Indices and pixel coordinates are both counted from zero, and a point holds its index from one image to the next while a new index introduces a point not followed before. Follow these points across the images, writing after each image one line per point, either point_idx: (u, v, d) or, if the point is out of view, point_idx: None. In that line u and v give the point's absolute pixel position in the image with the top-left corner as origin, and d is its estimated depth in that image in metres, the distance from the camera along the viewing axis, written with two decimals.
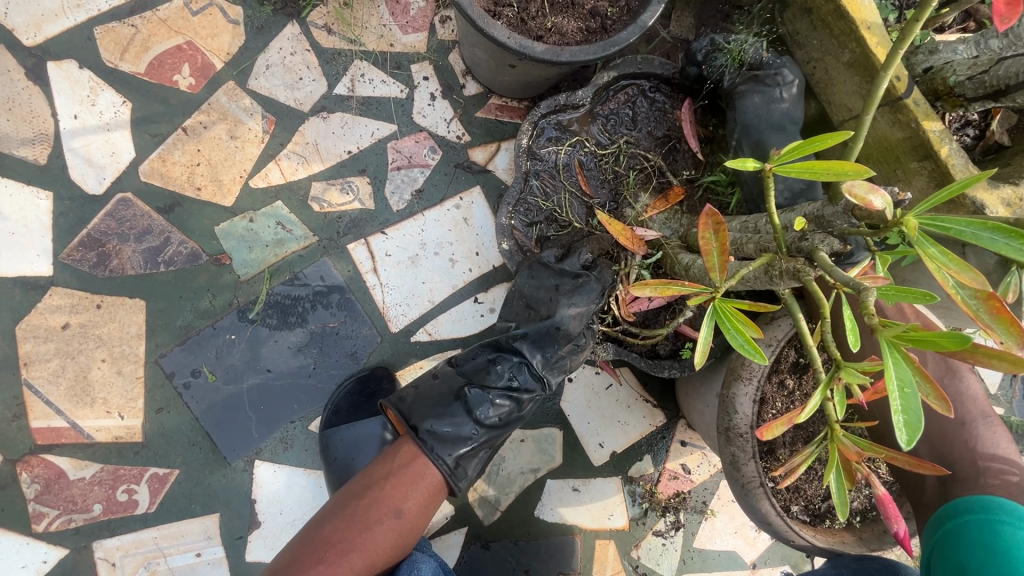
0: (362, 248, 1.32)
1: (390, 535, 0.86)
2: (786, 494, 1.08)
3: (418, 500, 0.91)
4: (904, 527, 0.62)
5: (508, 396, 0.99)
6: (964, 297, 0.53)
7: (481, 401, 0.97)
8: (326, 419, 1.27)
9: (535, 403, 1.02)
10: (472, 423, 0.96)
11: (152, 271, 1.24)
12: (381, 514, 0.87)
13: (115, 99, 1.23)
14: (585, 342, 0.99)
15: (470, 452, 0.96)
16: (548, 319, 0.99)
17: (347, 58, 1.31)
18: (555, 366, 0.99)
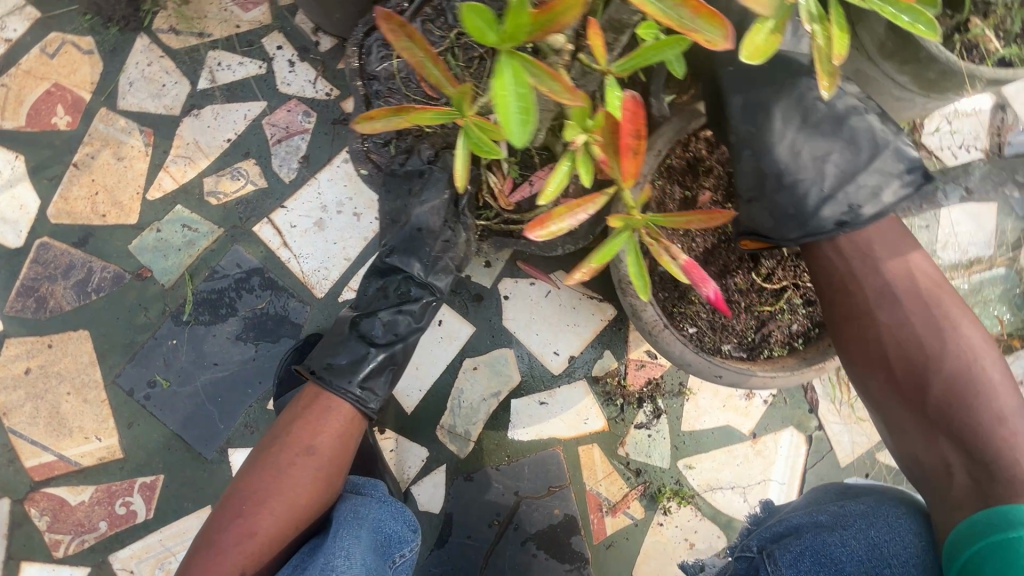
0: (268, 227, 1.36)
1: (305, 474, 0.86)
2: (713, 335, 1.01)
3: (332, 432, 0.91)
4: (713, 289, 0.58)
5: (400, 312, 0.98)
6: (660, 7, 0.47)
7: (374, 323, 0.97)
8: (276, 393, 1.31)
9: (433, 311, 1.02)
10: (370, 346, 0.95)
11: (86, 301, 1.32)
12: (293, 456, 0.88)
13: (8, 156, 1.31)
14: (453, 236, 0.99)
15: (374, 372, 0.94)
16: (409, 224, 1.00)
17: (200, 52, 1.34)
18: (435, 267, 1.00)
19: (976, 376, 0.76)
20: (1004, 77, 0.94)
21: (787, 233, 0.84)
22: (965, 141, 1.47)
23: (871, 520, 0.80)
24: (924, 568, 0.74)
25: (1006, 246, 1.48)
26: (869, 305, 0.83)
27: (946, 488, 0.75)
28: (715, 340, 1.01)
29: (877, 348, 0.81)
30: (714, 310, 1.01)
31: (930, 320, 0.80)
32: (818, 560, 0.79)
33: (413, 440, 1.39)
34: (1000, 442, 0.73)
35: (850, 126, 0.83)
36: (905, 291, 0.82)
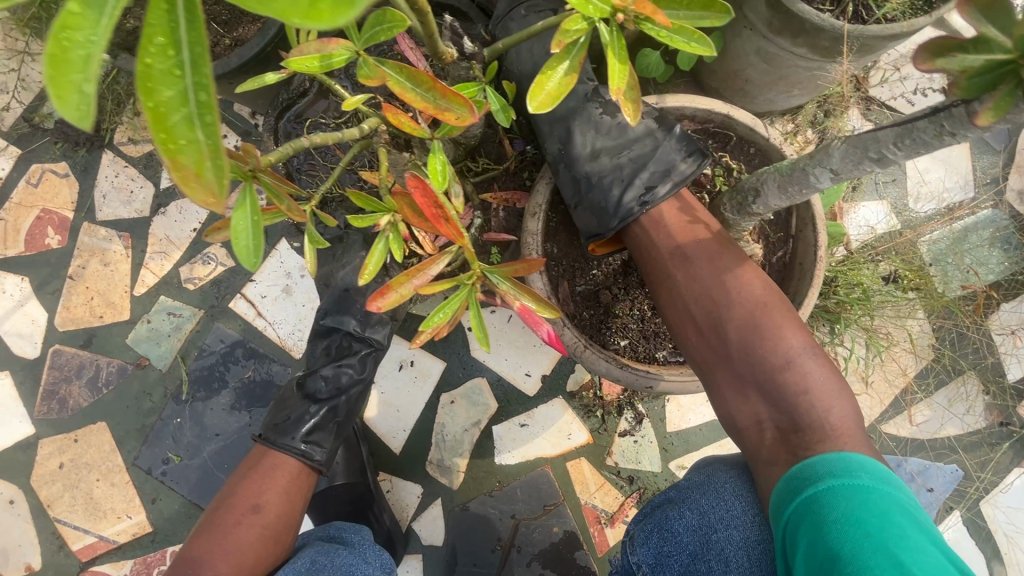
0: (241, 301, 1.46)
1: (252, 530, 0.89)
2: (646, 345, 1.02)
3: (279, 488, 0.96)
4: (549, 328, 0.60)
5: (336, 367, 1.05)
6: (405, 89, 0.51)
7: (317, 380, 1.04)
8: None
9: (374, 362, 1.09)
10: (316, 402, 1.03)
11: (99, 395, 1.47)
12: (240, 515, 0.90)
13: (16, 280, 1.48)
14: (378, 289, 1.05)
15: (316, 428, 1.02)
16: (337, 286, 1.06)
17: (158, 156, 1.47)
18: (369, 321, 1.06)
19: (766, 327, 0.83)
20: (895, 31, 0.89)
21: (604, 226, 0.92)
22: (918, 84, 1.41)
23: (706, 494, 0.97)
24: (739, 530, 0.92)
25: (986, 186, 1.38)
26: (674, 278, 0.89)
27: (761, 442, 0.84)
28: (649, 350, 1.02)
29: (687, 317, 0.89)
30: (642, 319, 1.02)
31: (723, 285, 0.86)
32: (660, 532, 1.00)
33: (405, 478, 1.45)
34: (792, 387, 0.81)
35: (635, 134, 0.94)
36: (697, 256, 0.88)
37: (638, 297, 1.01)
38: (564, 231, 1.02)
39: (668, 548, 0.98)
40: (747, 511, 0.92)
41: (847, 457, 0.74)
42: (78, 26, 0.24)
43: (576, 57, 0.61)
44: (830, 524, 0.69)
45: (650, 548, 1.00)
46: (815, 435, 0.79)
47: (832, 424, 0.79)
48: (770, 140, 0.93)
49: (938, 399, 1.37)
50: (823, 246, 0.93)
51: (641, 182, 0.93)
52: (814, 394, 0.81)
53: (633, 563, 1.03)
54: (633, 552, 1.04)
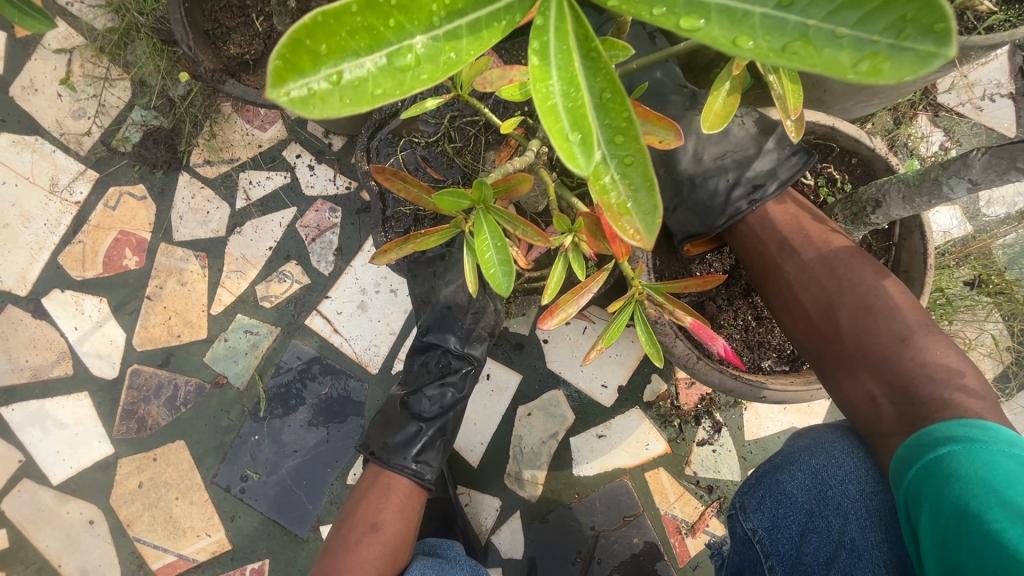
0: (317, 318, 1.48)
1: (375, 548, 0.89)
2: (751, 354, 1.03)
3: (393, 508, 0.95)
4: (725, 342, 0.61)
5: (442, 385, 1.03)
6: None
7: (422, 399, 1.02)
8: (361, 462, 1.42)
9: (474, 379, 1.06)
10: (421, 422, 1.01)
11: (177, 414, 1.48)
12: (361, 533, 0.91)
13: (94, 301, 1.50)
14: (484, 305, 1.02)
15: (426, 447, 0.99)
16: (437, 305, 1.03)
17: (233, 176, 1.49)
18: (470, 338, 1.03)
19: (877, 304, 0.82)
20: (1001, 41, 0.91)
21: (709, 224, 0.95)
22: (985, 91, 1.43)
23: (819, 454, 0.90)
24: (858, 482, 0.86)
25: None
26: (777, 263, 0.91)
27: (876, 421, 0.81)
28: (753, 359, 1.03)
29: (789, 298, 0.90)
30: (746, 329, 1.03)
31: (826, 264, 0.87)
32: (774, 497, 0.94)
33: (484, 491, 1.45)
34: (908, 358, 0.79)
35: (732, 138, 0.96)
36: (807, 246, 0.89)
37: (741, 307, 1.03)
38: (666, 243, 1.03)
39: (784, 511, 0.93)
40: (866, 462, 0.86)
41: (973, 421, 0.71)
42: (542, 78, 0.31)
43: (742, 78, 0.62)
44: (955, 482, 0.67)
45: (765, 514, 0.94)
46: (932, 402, 0.75)
47: (956, 395, 0.74)
48: (876, 150, 0.94)
49: (1018, 402, 1.37)
50: (932, 253, 0.94)
51: (747, 182, 0.95)
52: (935, 364, 0.77)
53: (746, 532, 0.97)
54: (744, 520, 0.98)
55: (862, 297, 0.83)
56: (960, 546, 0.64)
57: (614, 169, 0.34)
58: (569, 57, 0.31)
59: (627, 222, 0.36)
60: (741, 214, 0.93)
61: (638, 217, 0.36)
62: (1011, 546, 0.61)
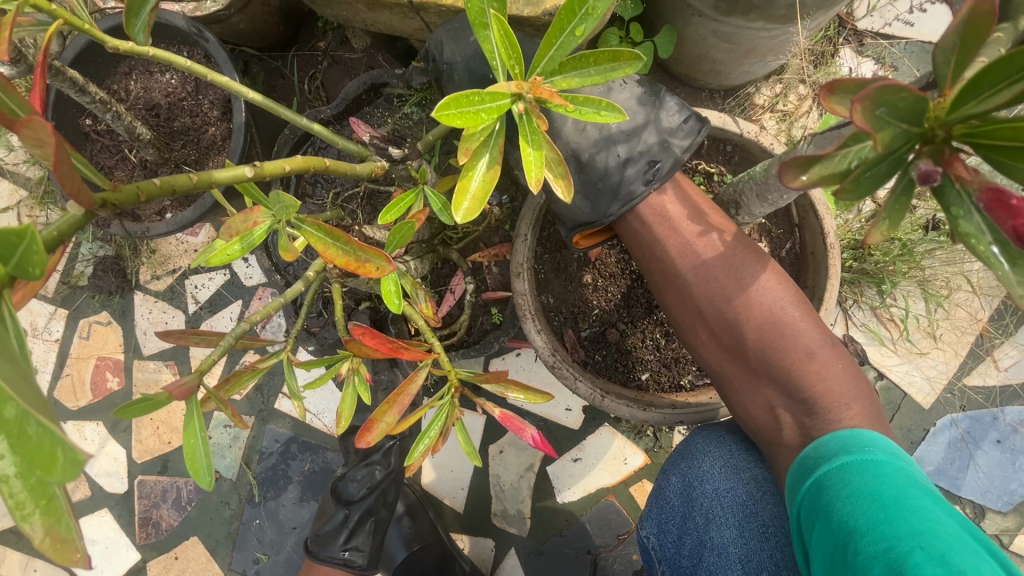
0: (285, 399, 1.53)
1: None
2: (668, 373, 0.97)
3: None
4: (534, 432, 0.58)
5: (366, 467, 1.04)
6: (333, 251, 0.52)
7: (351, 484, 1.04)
8: None
9: (399, 453, 1.07)
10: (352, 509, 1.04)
11: (186, 513, 1.58)
12: None
13: (92, 425, 1.62)
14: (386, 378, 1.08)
15: (351, 535, 1.05)
16: None
17: (180, 284, 1.57)
18: None
19: (783, 317, 0.75)
20: None
21: (601, 213, 0.79)
22: (912, 2, 1.27)
23: (684, 457, 0.98)
24: (712, 480, 0.92)
25: None
26: (673, 270, 0.79)
27: (778, 432, 0.78)
28: (673, 378, 0.97)
29: (692, 312, 0.79)
30: (658, 348, 0.97)
31: (728, 273, 0.76)
32: (658, 502, 1.02)
33: (476, 534, 1.46)
34: (810, 372, 0.74)
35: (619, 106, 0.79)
36: (703, 247, 0.77)
37: (646, 327, 0.97)
38: (555, 278, 0.98)
39: (665, 516, 0.99)
40: (718, 460, 0.93)
41: (859, 432, 0.71)
42: None
43: (494, 149, 0.58)
44: (841, 500, 0.68)
45: (652, 521, 1.01)
46: (828, 416, 0.74)
47: (847, 406, 0.74)
48: (745, 135, 0.85)
49: (1021, 336, 1.24)
50: (831, 232, 0.85)
51: (642, 157, 0.78)
52: (833, 376, 0.74)
53: (643, 540, 1.03)
54: (640, 529, 1.04)
55: (768, 309, 0.75)
56: (848, 564, 0.66)
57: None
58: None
59: None
60: (637, 197, 0.78)
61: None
62: (895, 560, 0.62)
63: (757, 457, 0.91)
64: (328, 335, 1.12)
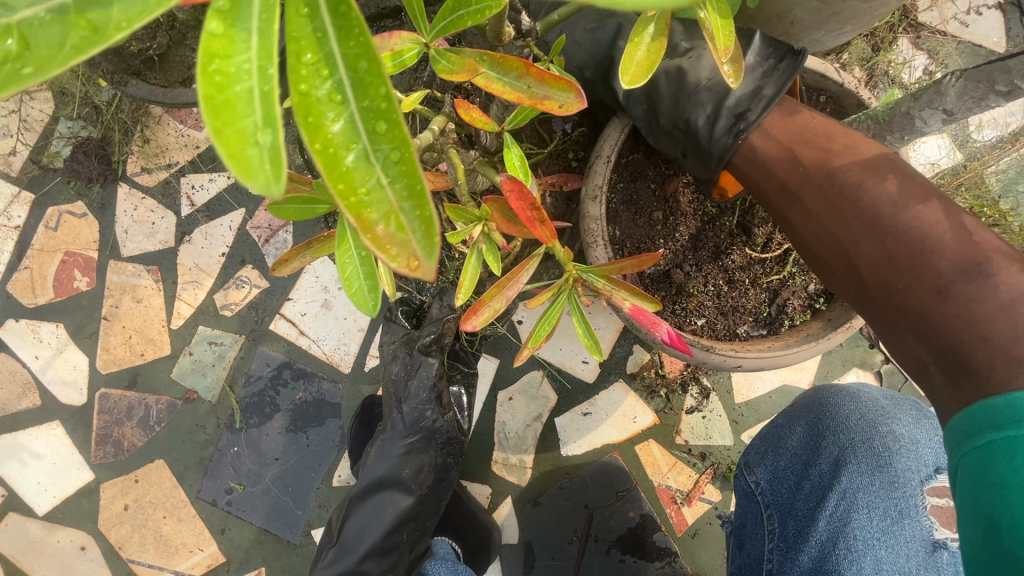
0: (282, 321, 1.42)
1: None
2: (724, 321, 0.96)
3: None
4: (669, 328, 0.55)
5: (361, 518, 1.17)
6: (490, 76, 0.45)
7: (358, 515, 1.17)
8: (353, 458, 1.40)
9: (375, 486, 1.18)
10: (351, 545, 1.17)
11: (153, 433, 1.45)
12: None
13: (50, 327, 1.45)
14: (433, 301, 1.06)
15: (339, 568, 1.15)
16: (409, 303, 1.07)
17: (175, 183, 1.41)
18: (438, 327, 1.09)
19: (867, 215, 0.69)
20: None
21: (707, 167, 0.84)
22: (969, 3, 1.31)
23: (813, 409, 1.15)
24: (845, 431, 1.12)
25: None
26: (810, 248, 0.76)
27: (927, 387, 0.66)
28: (728, 326, 0.96)
29: (882, 311, 0.69)
30: (718, 294, 0.96)
31: (877, 240, 0.68)
32: (776, 450, 1.16)
33: (472, 480, 1.42)
34: (899, 253, 0.66)
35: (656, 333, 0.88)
36: (807, 187, 0.75)
37: (710, 272, 0.96)
38: (625, 210, 0.94)
39: (785, 462, 1.15)
40: (853, 411, 1.13)
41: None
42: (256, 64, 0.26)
43: (662, 18, 0.52)
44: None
45: (769, 469, 1.15)
46: (972, 357, 0.61)
47: (1015, 355, 0.58)
48: (844, 84, 0.86)
49: None
50: None
51: None
52: (958, 294, 0.62)
53: (751, 484, 1.17)
54: (748, 474, 1.18)
55: (869, 222, 0.69)
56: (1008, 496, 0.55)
57: (372, 167, 0.25)
58: (267, 24, 0.26)
59: (395, 248, 0.26)
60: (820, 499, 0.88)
61: (410, 234, 0.26)
62: None
63: (870, 394, 1.15)
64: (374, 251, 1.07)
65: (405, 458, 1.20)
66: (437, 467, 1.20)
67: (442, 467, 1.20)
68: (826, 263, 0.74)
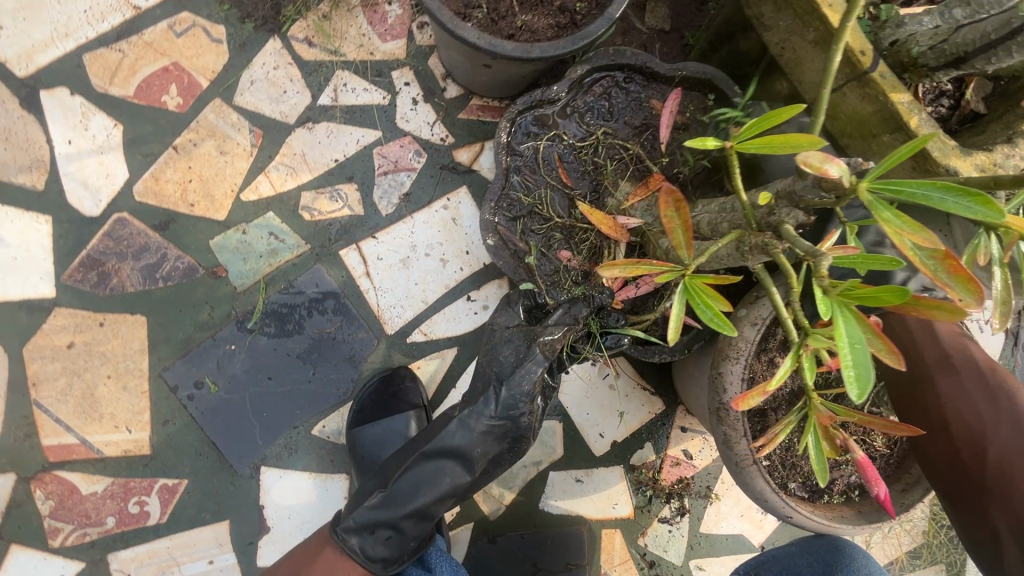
0: (354, 253, 1.35)
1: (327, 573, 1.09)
2: (782, 472, 1.08)
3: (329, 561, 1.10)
4: (884, 489, 0.63)
5: (416, 478, 1.12)
6: (920, 258, 0.54)
7: (414, 472, 1.12)
8: (352, 418, 1.31)
9: (446, 455, 1.11)
10: (400, 499, 1.12)
11: (150, 287, 1.27)
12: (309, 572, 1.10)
13: (106, 122, 1.26)
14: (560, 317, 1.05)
15: (374, 515, 1.11)
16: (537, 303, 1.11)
17: (329, 69, 1.33)
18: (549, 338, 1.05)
19: (1008, 412, 0.81)
20: None
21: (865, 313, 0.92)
22: None
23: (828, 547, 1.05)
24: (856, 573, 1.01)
25: None
26: (942, 414, 0.86)
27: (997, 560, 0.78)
28: (782, 476, 1.09)
29: (981, 486, 0.81)
30: (787, 448, 1.09)
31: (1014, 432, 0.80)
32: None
33: None
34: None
35: (745, 458, 0.99)
36: (962, 364, 0.86)
37: (792, 428, 1.08)
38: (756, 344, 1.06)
39: None
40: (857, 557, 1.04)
41: None
42: None
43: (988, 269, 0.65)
44: None
45: None
46: None
47: None
48: None
49: None
50: None
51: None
52: None
53: None
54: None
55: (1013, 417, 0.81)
56: None
57: None
58: None
59: None
60: None
61: None
62: None
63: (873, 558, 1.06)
64: (524, 248, 1.12)
65: (483, 438, 1.11)
66: (501, 453, 1.15)
67: (502, 458, 1.16)
68: (948, 427, 0.85)
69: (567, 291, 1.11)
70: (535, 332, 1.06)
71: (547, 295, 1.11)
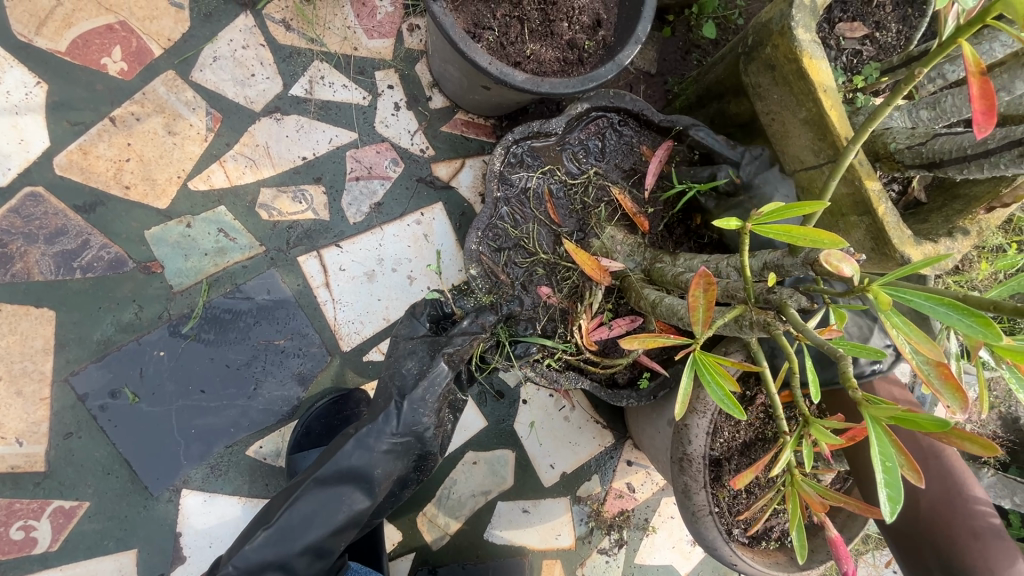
0: (314, 260, 1.23)
1: None
2: (728, 518, 1.13)
3: None
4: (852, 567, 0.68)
5: (309, 510, 1.03)
6: (918, 362, 0.57)
7: (305, 503, 1.03)
8: (295, 442, 1.20)
9: (343, 481, 1.04)
10: (290, 535, 1.02)
11: (66, 278, 1.11)
12: None
13: (26, 79, 1.09)
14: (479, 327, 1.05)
15: (259, 552, 1.00)
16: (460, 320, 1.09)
17: (306, 59, 1.22)
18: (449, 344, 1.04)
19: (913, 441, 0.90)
20: None
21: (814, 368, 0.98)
22: None
23: None
24: None
25: None
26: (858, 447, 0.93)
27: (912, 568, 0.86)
28: (728, 522, 1.14)
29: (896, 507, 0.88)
30: (735, 495, 1.14)
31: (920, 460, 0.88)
32: None
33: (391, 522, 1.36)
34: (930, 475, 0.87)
35: (700, 509, 1.03)
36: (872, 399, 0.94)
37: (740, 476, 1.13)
38: None
39: None
40: None
41: None
42: None
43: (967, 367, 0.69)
44: None
45: None
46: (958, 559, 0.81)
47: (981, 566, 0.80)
48: None
49: None
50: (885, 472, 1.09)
51: None
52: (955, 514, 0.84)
53: None
54: None
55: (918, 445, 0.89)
56: None
57: None
58: None
59: None
60: None
61: None
62: None
63: None
64: (503, 279, 1.08)
65: (387, 457, 1.05)
66: (405, 474, 1.10)
67: (407, 478, 1.11)
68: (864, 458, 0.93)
69: (473, 302, 1.09)
70: (439, 342, 1.04)
71: (453, 305, 1.10)
